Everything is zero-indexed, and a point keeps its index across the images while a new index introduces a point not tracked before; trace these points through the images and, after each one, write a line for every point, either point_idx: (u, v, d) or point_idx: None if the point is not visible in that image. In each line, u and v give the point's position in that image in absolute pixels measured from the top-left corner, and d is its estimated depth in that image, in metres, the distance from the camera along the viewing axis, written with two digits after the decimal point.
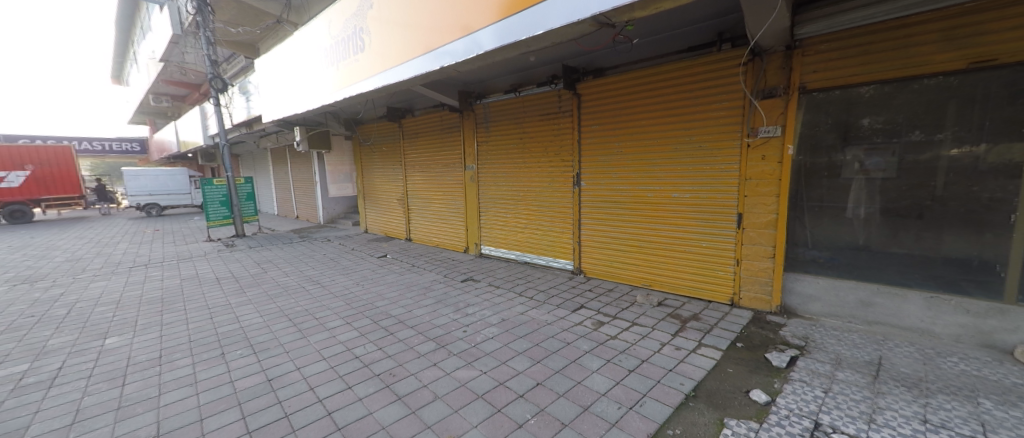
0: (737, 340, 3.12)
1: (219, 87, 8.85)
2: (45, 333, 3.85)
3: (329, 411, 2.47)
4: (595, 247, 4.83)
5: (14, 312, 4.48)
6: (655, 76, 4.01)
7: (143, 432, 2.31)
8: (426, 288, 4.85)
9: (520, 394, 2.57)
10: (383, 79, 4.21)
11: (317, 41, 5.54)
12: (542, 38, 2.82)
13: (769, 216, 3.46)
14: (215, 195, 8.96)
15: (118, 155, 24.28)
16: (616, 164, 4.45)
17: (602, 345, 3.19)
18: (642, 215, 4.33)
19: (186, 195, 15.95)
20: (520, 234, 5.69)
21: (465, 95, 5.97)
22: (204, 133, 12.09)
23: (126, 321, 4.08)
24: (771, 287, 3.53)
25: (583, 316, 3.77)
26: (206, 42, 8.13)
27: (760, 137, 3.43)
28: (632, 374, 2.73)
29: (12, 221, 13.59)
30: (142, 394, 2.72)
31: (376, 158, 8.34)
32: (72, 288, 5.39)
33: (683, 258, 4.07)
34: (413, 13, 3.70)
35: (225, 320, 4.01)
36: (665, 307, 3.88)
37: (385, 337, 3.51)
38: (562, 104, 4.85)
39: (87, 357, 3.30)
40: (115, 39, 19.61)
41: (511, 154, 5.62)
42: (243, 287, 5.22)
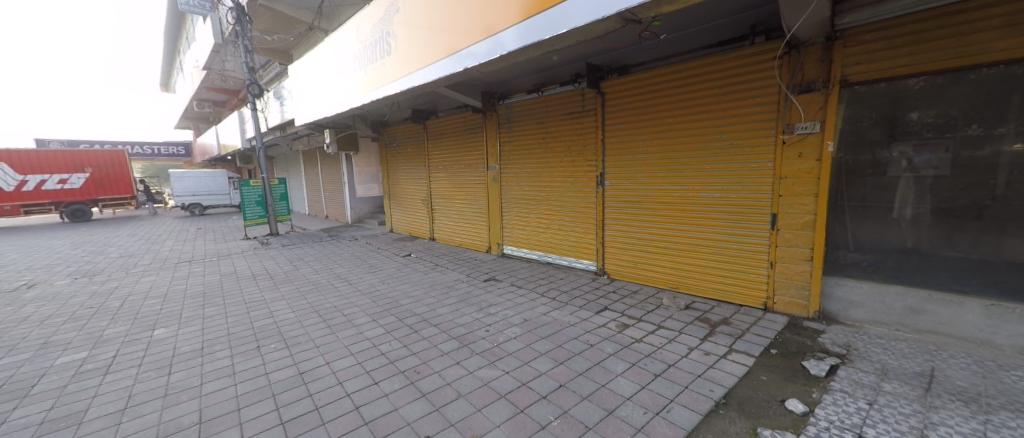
0: (771, 346, 2.98)
1: (256, 92, 9.30)
2: (102, 323, 4.16)
3: (356, 406, 2.54)
4: (619, 247, 4.75)
5: (75, 303, 4.87)
6: (684, 72, 3.90)
7: (187, 419, 2.45)
8: (449, 287, 4.91)
9: (543, 395, 2.55)
10: (408, 82, 4.29)
11: (346, 46, 5.73)
12: (566, 37, 2.79)
13: (806, 216, 3.29)
14: (252, 195, 9.41)
15: (166, 158, 26.02)
16: (641, 163, 4.36)
17: (627, 348, 3.13)
18: (668, 216, 4.22)
19: (226, 195, 16.86)
20: (542, 233, 5.66)
21: (488, 96, 6.01)
22: (242, 137, 12.74)
23: (171, 314, 4.35)
24: (808, 292, 3.35)
25: (607, 318, 3.71)
26: (244, 50, 8.49)
27: (796, 133, 3.27)
28: (658, 379, 2.67)
29: (73, 219, 14.77)
30: (186, 383, 2.88)
31: (401, 159, 8.52)
32: (125, 282, 5.81)
33: (712, 260, 3.93)
34: (437, 16, 3.75)
35: (260, 315, 4.21)
36: (693, 311, 3.76)
37: (409, 335, 3.57)
38: (586, 103, 4.79)
39: (138, 346, 3.54)
40: (164, 50, 21.01)
41: (534, 154, 5.60)
42: (276, 283, 5.45)
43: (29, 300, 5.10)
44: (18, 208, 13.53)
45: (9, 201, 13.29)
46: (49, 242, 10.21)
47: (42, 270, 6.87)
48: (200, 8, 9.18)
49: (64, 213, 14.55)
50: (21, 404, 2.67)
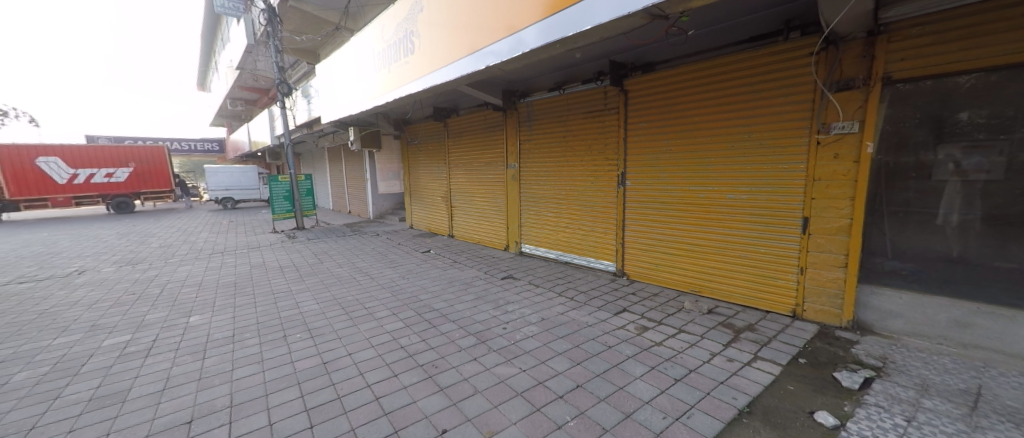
0: (799, 355, 2.86)
1: (285, 91, 9.61)
2: (143, 308, 4.40)
3: (376, 397, 2.59)
4: (639, 249, 4.67)
5: (119, 289, 5.17)
6: (711, 70, 3.79)
7: (219, 403, 2.56)
8: (467, 284, 4.95)
9: (560, 395, 2.54)
10: (431, 80, 4.33)
11: (370, 45, 5.83)
12: (590, 34, 2.75)
13: (841, 221, 3.13)
14: (279, 190, 9.72)
15: (201, 154, 27.24)
16: (665, 163, 4.26)
17: (646, 351, 3.07)
18: (691, 217, 4.12)
19: (256, 190, 17.51)
20: (561, 233, 5.63)
21: (509, 95, 6.01)
22: (271, 134, 13.19)
23: (206, 302, 4.55)
24: (842, 300, 3.19)
25: (626, 320, 3.65)
26: (275, 50, 8.77)
27: (832, 133, 3.11)
28: (678, 384, 2.60)
29: (118, 211, 15.69)
30: (218, 367, 3.02)
31: (422, 157, 8.63)
32: (164, 271, 6.12)
33: (737, 264, 3.81)
34: (461, 14, 3.76)
35: (286, 306, 4.35)
36: (716, 315, 3.65)
37: (428, 330, 3.62)
38: (608, 101, 4.72)
39: (175, 331, 3.72)
40: (201, 51, 22.03)
41: (554, 153, 5.56)
42: (301, 276, 5.63)
43: (79, 285, 5.45)
44: (70, 201, 14.51)
45: (62, 193, 14.29)
46: (97, 232, 10.90)
47: (90, 257, 7.34)
48: (234, 11, 9.58)
49: (111, 206, 15.47)
50: (72, 382, 2.86)
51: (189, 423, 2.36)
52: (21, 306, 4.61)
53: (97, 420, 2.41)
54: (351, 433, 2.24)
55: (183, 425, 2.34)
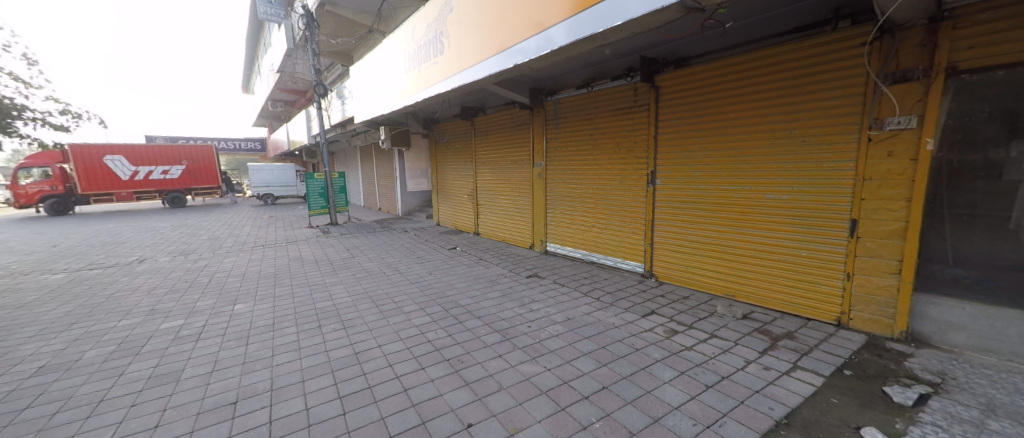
0: (844, 366, 2.69)
1: (321, 93, 9.99)
2: (194, 295, 4.72)
3: (405, 388, 2.65)
4: (668, 249, 4.53)
5: (173, 277, 5.57)
6: (751, 64, 3.61)
7: (261, 386, 2.70)
8: (492, 282, 4.97)
9: (585, 396, 2.50)
10: (459, 80, 4.37)
11: (401, 46, 5.95)
12: (621, 29, 2.68)
13: (895, 224, 2.90)
14: (315, 187, 10.13)
15: (245, 153, 28.87)
16: (698, 161, 4.11)
17: (676, 355, 2.98)
18: (726, 218, 3.95)
19: (293, 187, 18.35)
20: (588, 232, 5.55)
21: (536, 92, 5.98)
22: (308, 133, 13.77)
23: (249, 291, 4.82)
24: (894, 310, 2.96)
25: (654, 323, 3.55)
26: (313, 53, 9.12)
27: (885, 129, 2.89)
28: (710, 391, 2.50)
29: (172, 205, 16.86)
30: (260, 353, 3.18)
31: (449, 155, 8.75)
32: (212, 261, 6.53)
33: (775, 268, 3.63)
34: (490, 13, 3.77)
35: (321, 297, 4.54)
36: (752, 321, 3.48)
37: (454, 325, 3.66)
38: (638, 98, 4.61)
39: (222, 318, 3.97)
40: (245, 56, 23.30)
41: (581, 151, 5.49)
42: (334, 269, 5.84)
43: (140, 272, 5.91)
44: (132, 195, 15.75)
45: (125, 188, 15.54)
46: (155, 224, 11.78)
47: (149, 247, 7.94)
48: (276, 17, 10.06)
49: (166, 200, 16.66)
50: (134, 360, 3.10)
51: (233, 404, 2.50)
52: (91, 290, 5.06)
53: (154, 397, 2.60)
54: (381, 422, 2.30)
55: (229, 405, 2.48)
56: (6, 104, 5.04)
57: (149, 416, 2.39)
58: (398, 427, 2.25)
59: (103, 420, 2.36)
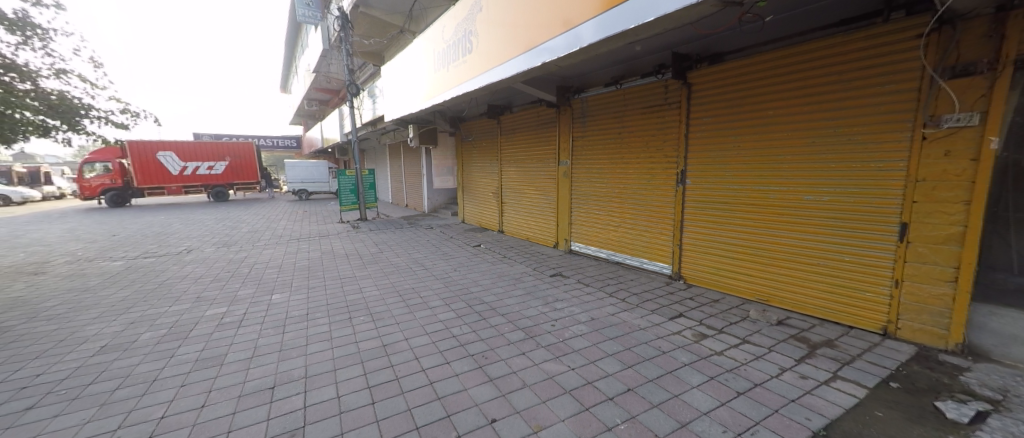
0: (890, 378, 2.53)
1: (354, 92, 10.30)
2: (236, 285, 5.01)
3: (431, 381, 2.71)
4: (698, 251, 4.40)
5: (217, 267, 5.92)
6: (790, 60, 3.46)
7: (296, 373, 2.84)
8: (516, 279, 4.99)
9: (609, 397, 2.48)
10: (487, 79, 4.41)
11: (430, 45, 6.05)
12: (653, 25, 2.62)
13: (951, 228, 2.70)
14: (346, 184, 10.50)
15: (283, 150, 30.26)
16: (731, 161, 3.97)
17: (704, 359, 2.90)
18: (761, 220, 3.79)
19: (326, 183, 19.06)
20: (614, 232, 5.47)
21: (564, 91, 5.94)
22: (340, 131, 14.26)
23: (285, 283, 5.07)
24: (949, 320, 2.76)
25: (682, 326, 3.47)
26: (347, 54, 9.43)
27: (942, 127, 2.69)
28: (741, 398, 2.42)
29: (216, 199, 17.91)
30: (295, 342, 3.34)
31: (475, 153, 8.84)
32: (251, 253, 6.90)
33: (814, 273, 3.46)
34: (519, 12, 3.78)
35: (352, 290, 4.71)
36: (787, 328, 3.34)
37: (478, 322, 3.71)
38: (669, 96, 4.51)
39: (261, 307, 4.19)
40: (284, 57, 24.37)
41: (608, 150, 5.42)
42: (364, 263, 6.03)
43: (187, 261, 6.33)
44: (181, 189, 16.84)
45: (175, 183, 16.63)
46: (201, 217, 12.57)
47: (196, 238, 8.48)
48: (313, 19, 10.46)
49: (210, 194, 17.71)
50: (183, 344, 3.34)
51: (271, 389, 2.65)
52: (145, 277, 5.47)
53: (200, 379, 2.78)
54: (407, 413, 2.37)
55: (267, 390, 2.62)
56: (75, 103, 5.49)
57: (197, 396, 2.56)
58: (424, 419, 2.31)
59: (156, 398, 2.55)
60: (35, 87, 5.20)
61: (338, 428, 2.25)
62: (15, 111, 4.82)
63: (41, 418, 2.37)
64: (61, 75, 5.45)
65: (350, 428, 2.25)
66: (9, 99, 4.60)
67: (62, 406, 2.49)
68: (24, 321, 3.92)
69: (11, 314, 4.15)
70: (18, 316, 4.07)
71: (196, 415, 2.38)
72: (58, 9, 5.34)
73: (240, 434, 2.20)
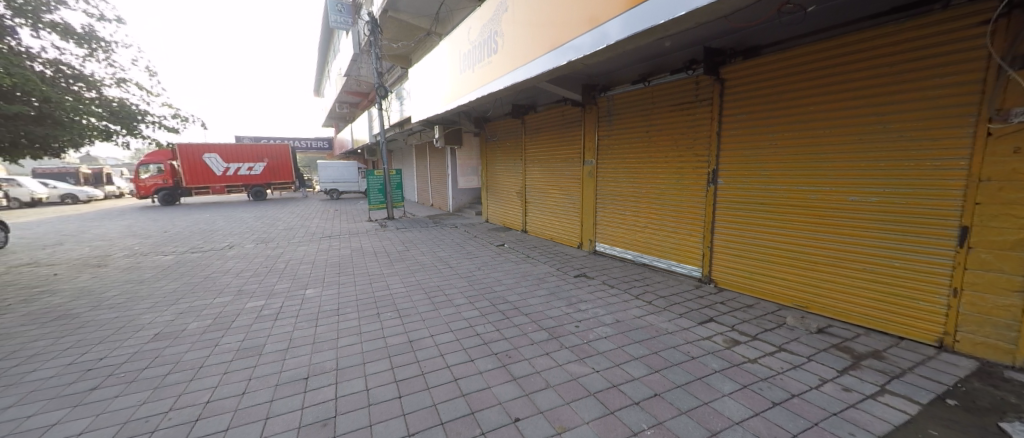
0: (946, 395, 2.34)
1: (382, 94, 10.56)
2: (272, 279, 5.25)
3: (455, 378, 2.74)
4: (730, 254, 4.23)
5: (255, 262, 6.22)
6: (833, 52, 3.25)
7: (328, 365, 2.93)
8: (540, 279, 4.97)
9: (635, 401, 2.42)
10: (512, 78, 4.40)
11: (456, 46, 6.11)
12: (682, 20, 2.54)
13: (1020, 233, 2.47)
14: (375, 183, 10.78)
15: (315, 151, 31.45)
16: (768, 160, 3.79)
17: (736, 366, 2.78)
18: (800, 222, 3.60)
19: (355, 183, 19.66)
20: (640, 233, 5.35)
21: (589, 89, 5.84)
22: (370, 133, 14.65)
23: (317, 278, 5.26)
24: (1016, 333, 2.52)
25: (712, 331, 3.34)
26: (376, 57, 9.68)
27: (1010, 122, 2.45)
28: (777, 408, 2.31)
29: (255, 198, 18.86)
30: (327, 335, 3.46)
31: (499, 153, 8.87)
32: (286, 249, 7.21)
33: (858, 278, 3.25)
34: (544, 11, 3.75)
35: (379, 287, 4.83)
36: (828, 336, 3.14)
37: (502, 321, 3.71)
38: (700, 92, 4.35)
39: (295, 301, 4.36)
40: (317, 61, 25.31)
41: (635, 149, 5.31)
42: (391, 261, 6.16)
43: (229, 257, 6.69)
44: (223, 189, 17.77)
45: (219, 182, 17.59)
46: (241, 214, 13.26)
47: (237, 235, 8.92)
48: (345, 24, 10.80)
49: (250, 194, 18.66)
50: (225, 334, 3.52)
51: (305, 379, 2.75)
52: (191, 270, 5.83)
53: (241, 367, 2.93)
54: (433, 408, 2.40)
55: (301, 380, 2.72)
56: (133, 110, 5.90)
57: (238, 384, 2.70)
58: (448, 415, 2.33)
59: (202, 384, 2.70)
60: (99, 95, 5.65)
61: (367, 420, 2.30)
62: (82, 118, 5.30)
63: (104, 398, 2.56)
64: (122, 84, 5.90)
65: (378, 420, 2.29)
66: (77, 107, 5.07)
67: (121, 387, 2.68)
68: (89, 309, 4.26)
69: (78, 302, 4.52)
70: (84, 304, 4.43)
71: (237, 401, 2.50)
72: (119, 23, 5.77)
73: (276, 421, 2.30)
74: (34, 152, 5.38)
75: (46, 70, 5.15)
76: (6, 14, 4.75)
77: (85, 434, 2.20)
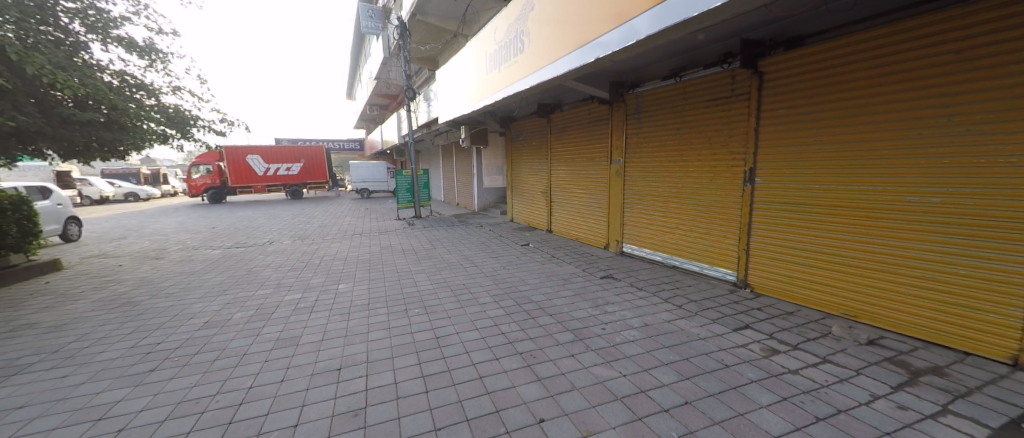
0: (1021, 419, 2.09)
1: (411, 96, 10.76)
2: (307, 274, 5.45)
3: (480, 375, 2.72)
4: (769, 258, 4.00)
5: (291, 258, 6.48)
6: (888, 39, 2.99)
7: (360, 357, 2.99)
8: (565, 280, 4.89)
9: (665, 408, 2.32)
10: (538, 77, 4.35)
11: (482, 46, 6.12)
12: (717, 11, 2.41)
13: None
14: (403, 183, 10.99)
15: (348, 152, 32.53)
16: (811, 157, 3.55)
17: (775, 377, 2.62)
18: (847, 224, 3.35)
19: (385, 183, 20.17)
20: (670, 234, 5.16)
21: (617, 86, 5.68)
22: (399, 134, 14.96)
23: (349, 274, 5.40)
24: None
25: (749, 338, 3.16)
26: (406, 60, 9.86)
27: None
28: (821, 424, 2.15)
29: (293, 197, 19.73)
30: (358, 328, 3.54)
31: (524, 152, 8.82)
32: (320, 246, 7.47)
33: (914, 287, 2.99)
34: (570, 8, 3.67)
35: (407, 284, 4.90)
36: (880, 349, 2.90)
37: (527, 320, 3.67)
38: (737, 87, 4.15)
39: (329, 295, 4.51)
40: (350, 65, 26.14)
41: (665, 147, 5.12)
42: (418, 259, 6.25)
43: (269, 252, 7.01)
44: (264, 188, 18.71)
45: (260, 182, 18.53)
46: (280, 213, 13.89)
47: (276, 232, 9.36)
48: (376, 29, 11.08)
49: (288, 193, 19.54)
50: (267, 324, 3.68)
51: (338, 370, 2.81)
52: (235, 264, 6.15)
53: (280, 356, 3.04)
54: (459, 404, 2.39)
55: (334, 371, 2.79)
56: (188, 115, 6.29)
57: (277, 371, 2.79)
58: (474, 412, 2.32)
59: (245, 370, 2.82)
60: (158, 102, 6.04)
61: (395, 412, 2.32)
62: (144, 124, 5.70)
63: (161, 379, 2.72)
64: (177, 91, 6.28)
65: (406, 413, 2.31)
66: (140, 114, 5.41)
67: (176, 370, 2.85)
68: (148, 298, 4.57)
69: (138, 291, 4.87)
70: (143, 293, 4.76)
71: (276, 388, 2.59)
72: (175, 35, 6.15)
73: (312, 408, 2.36)
74: (103, 155, 5.83)
75: (114, 80, 5.54)
76: (80, 31, 5.14)
77: (144, 411, 2.35)
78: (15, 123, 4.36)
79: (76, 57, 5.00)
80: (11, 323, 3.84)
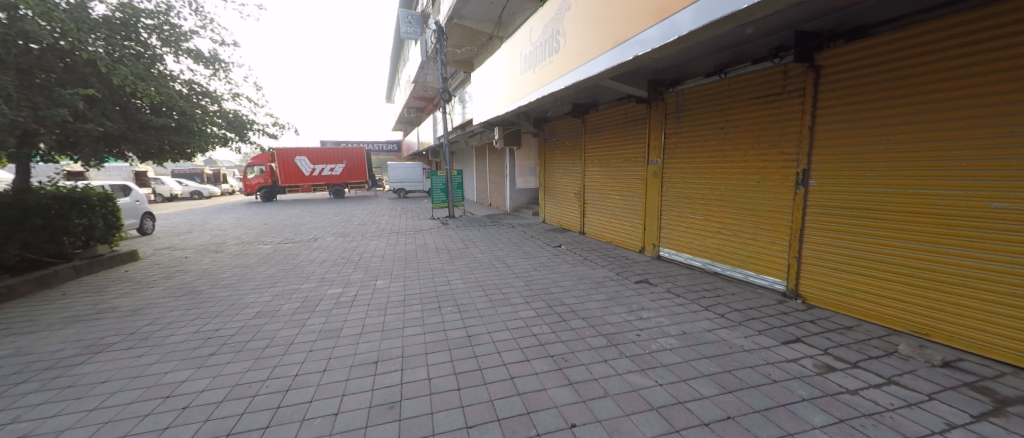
0: None
1: (447, 98, 10.98)
2: (347, 269, 5.69)
3: (512, 376, 2.71)
4: (823, 267, 3.71)
5: (333, 254, 6.80)
6: (970, 26, 2.69)
7: (395, 352, 3.08)
8: (598, 283, 4.78)
9: (705, 422, 2.20)
10: (573, 77, 4.29)
11: (517, 47, 6.12)
12: (767, 3, 2.26)
13: None
14: (438, 183, 11.27)
15: (386, 153, 33.73)
16: (874, 158, 3.26)
17: (830, 396, 2.42)
18: (916, 232, 3.04)
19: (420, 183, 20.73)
20: (712, 239, 4.91)
21: (656, 84, 5.54)
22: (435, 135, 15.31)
23: (386, 271, 5.59)
24: None
25: (799, 353, 2.94)
26: (443, 63, 10.07)
27: None
28: None
29: (336, 196, 20.74)
30: (394, 324, 3.65)
31: (557, 153, 8.75)
32: (359, 243, 7.80)
33: (1000, 304, 2.67)
34: (608, 5, 3.59)
35: (441, 282, 4.99)
36: (957, 372, 2.60)
37: (559, 323, 3.62)
38: (789, 83, 3.89)
39: (367, 290, 4.68)
40: (391, 70, 27.09)
41: (708, 147, 4.89)
42: (451, 258, 6.36)
43: (313, 248, 7.40)
44: (310, 188, 19.78)
45: (306, 182, 19.61)
46: (323, 211, 14.63)
47: (320, 229, 9.85)
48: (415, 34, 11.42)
49: (331, 192, 20.55)
50: (310, 316, 3.87)
51: (375, 363, 2.90)
52: (283, 258, 6.54)
53: (323, 346, 3.18)
54: (490, 404, 2.39)
55: (371, 364, 2.88)
56: (245, 120, 6.78)
57: (320, 361, 2.93)
58: (505, 412, 2.31)
59: (292, 358, 2.98)
60: (220, 107, 6.54)
61: (428, 408, 2.35)
62: (208, 128, 6.22)
63: (219, 362, 2.94)
64: (236, 98, 6.77)
65: (439, 409, 2.34)
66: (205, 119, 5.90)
67: (230, 355, 3.06)
68: (207, 287, 4.95)
69: (198, 281, 5.29)
70: (203, 283, 5.16)
71: (318, 377, 2.71)
72: (236, 46, 6.64)
73: (351, 398, 2.45)
74: (173, 157, 6.39)
75: (184, 88, 6.07)
76: (157, 44, 5.64)
77: (204, 392, 2.54)
78: (104, 128, 4.85)
79: (155, 68, 5.52)
80: (96, 306, 4.29)
